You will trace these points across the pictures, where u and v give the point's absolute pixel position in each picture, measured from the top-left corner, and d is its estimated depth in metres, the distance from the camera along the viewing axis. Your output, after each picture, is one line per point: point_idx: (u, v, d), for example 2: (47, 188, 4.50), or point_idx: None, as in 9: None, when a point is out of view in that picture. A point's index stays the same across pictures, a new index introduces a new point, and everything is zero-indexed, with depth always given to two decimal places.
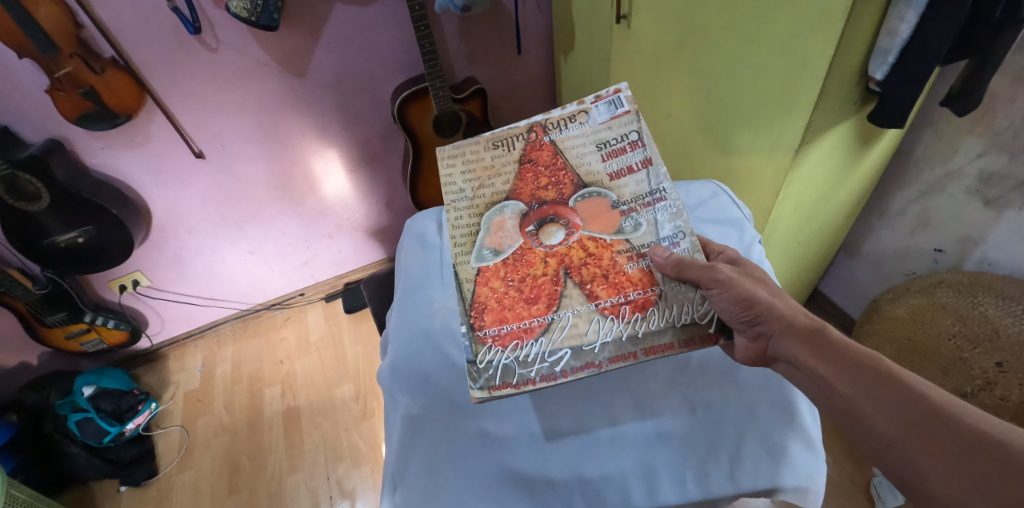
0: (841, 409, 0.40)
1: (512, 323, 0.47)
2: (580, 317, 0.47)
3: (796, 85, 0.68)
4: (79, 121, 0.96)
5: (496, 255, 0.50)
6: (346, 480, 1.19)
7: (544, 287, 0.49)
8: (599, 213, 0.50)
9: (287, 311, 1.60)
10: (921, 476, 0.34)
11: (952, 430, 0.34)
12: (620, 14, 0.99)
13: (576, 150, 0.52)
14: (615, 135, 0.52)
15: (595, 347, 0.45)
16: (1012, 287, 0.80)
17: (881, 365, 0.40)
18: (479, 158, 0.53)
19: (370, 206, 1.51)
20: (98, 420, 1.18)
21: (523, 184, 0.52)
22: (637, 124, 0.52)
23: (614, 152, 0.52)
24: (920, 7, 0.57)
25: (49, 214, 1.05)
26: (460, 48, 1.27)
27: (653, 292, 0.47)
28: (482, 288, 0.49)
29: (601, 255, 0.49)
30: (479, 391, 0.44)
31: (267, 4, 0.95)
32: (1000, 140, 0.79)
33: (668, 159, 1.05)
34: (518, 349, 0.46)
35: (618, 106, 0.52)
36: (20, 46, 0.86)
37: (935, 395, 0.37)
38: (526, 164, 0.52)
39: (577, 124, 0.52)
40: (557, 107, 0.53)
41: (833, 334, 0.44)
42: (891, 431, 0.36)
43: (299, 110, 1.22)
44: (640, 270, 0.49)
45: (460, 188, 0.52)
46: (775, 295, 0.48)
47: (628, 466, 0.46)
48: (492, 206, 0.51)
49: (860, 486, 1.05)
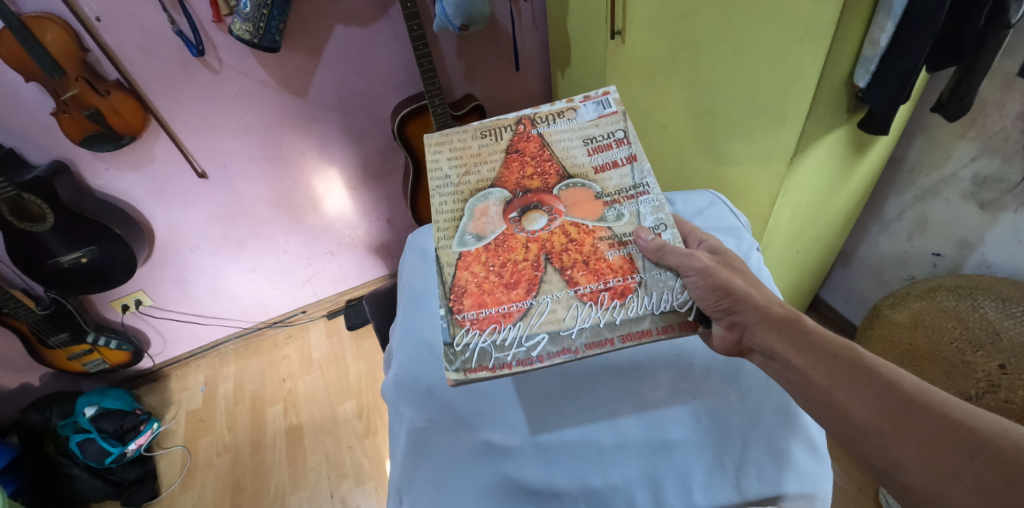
0: (818, 399, 0.40)
1: (490, 308, 0.47)
2: (558, 304, 0.47)
3: (787, 95, 0.70)
4: (84, 142, 0.98)
5: (478, 239, 0.51)
6: (349, 498, 1.17)
7: (524, 272, 0.49)
8: (582, 201, 0.52)
9: (289, 329, 1.60)
10: (895, 463, 0.35)
11: (928, 417, 0.35)
12: (614, 29, 1.01)
13: (562, 144, 0.55)
14: (601, 133, 0.55)
15: (574, 332, 0.45)
16: (1011, 289, 0.81)
17: (855, 355, 0.40)
18: (466, 146, 0.55)
19: (372, 223, 1.52)
20: (99, 441, 1.18)
21: (509, 173, 0.54)
22: (622, 123, 0.55)
23: (599, 148, 0.55)
24: (898, 17, 0.59)
25: (53, 236, 1.06)
26: (459, 66, 1.30)
27: (632, 279, 0.47)
28: (463, 272, 0.49)
29: (582, 241, 0.50)
30: (455, 373, 0.44)
31: (269, 26, 0.97)
32: (992, 144, 0.81)
33: (665, 170, 1.06)
34: (495, 333, 0.45)
35: (606, 107, 0.56)
36: (27, 70, 0.88)
37: (908, 383, 0.37)
38: (513, 154, 0.55)
39: (565, 120, 0.56)
40: (547, 104, 0.57)
41: (806, 324, 0.44)
42: (867, 421, 0.36)
43: (302, 130, 1.24)
44: (621, 257, 0.49)
45: (447, 174, 0.54)
46: (753, 285, 0.48)
47: (634, 476, 0.46)
48: (476, 193, 0.53)
49: (868, 493, 1.04)
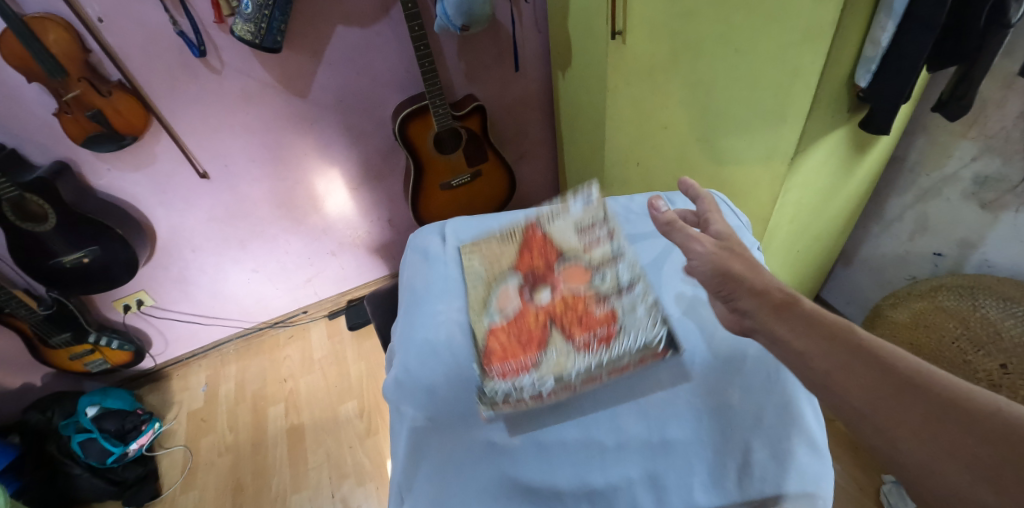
0: (813, 379, 0.37)
1: (511, 360, 0.54)
2: (563, 355, 0.54)
3: (788, 95, 0.70)
4: (86, 143, 0.98)
5: (499, 309, 0.60)
6: (351, 498, 1.17)
7: (534, 330, 0.57)
8: (576, 274, 0.62)
9: (291, 329, 1.60)
10: (894, 446, 0.32)
11: (926, 397, 0.32)
12: (614, 30, 1.00)
13: (558, 234, 0.68)
14: (586, 224, 0.69)
15: (573, 374, 0.52)
16: (1012, 288, 0.81)
17: (854, 336, 0.38)
18: (486, 245, 0.69)
19: (374, 223, 1.52)
20: (102, 441, 1.18)
21: (519, 259, 0.65)
22: (600, 216, 0.70)
23: (586, 235, 0.67)
24: (899, 17, 0.59)
25: (55, 236, 1.06)
26: (460, 67, 1.30)
27: (614, 327, 0.56)
28: (489, 337, 0.57)
29: (578, 304, 0.59)
30: (487, 409, 0.50)
31: (270, 26, 0.97)
32: (993, 144, 0.81)
33: (665, 170, 1.06)
34: (517, 378, 0.52)
35: (586, 207, 0.72)
36: (31, 71, 0.88)
37: (905, 363, 0.35)
38: (520, 245, 0.67)
39: (557, 218, 0.70)
40: (542, 209, 0.73)
41: (804, 306, 0.42)
42: (861, 401, 0.34)
43: (303, 131, 1.25)
44: (606, 311, 0.58)
45: (472, 264, 0.67)
46: (754, 268, 0.47)
47: (636, 475, 0.46)
48: (495, 276, 0.64)
49: (870, 493, 1.04)
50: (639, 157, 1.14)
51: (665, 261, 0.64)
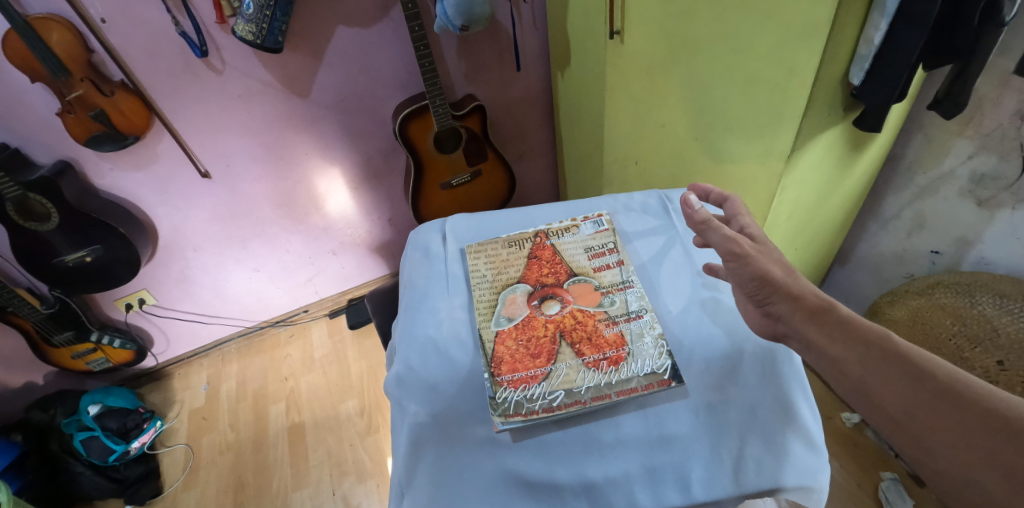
0: (852, 386, 0.39)
1: (522, 371, 0.54)
2: (571, 369, 0.54)
3: (784, 94, 0.71)
4: (89, 142, 0.99)
5: (510, 321, 0.59)
6: (352, 496, 1.18)
7: (545, 344, 0.57)
8: (585, 293, 0.61)
9: (292, 328, 1.61)
10: (926, 451, 0.34)
11: (961, 406, 0.34)
12: (614, 29, 1.01)
13: (569, 251, 0.66)
14: (598, 243, 0.67)
15: (582, 389, 0.52)
16: (1008, 285, 0.82)
17: (888, 343, 0.39)
18: (498, 254, 0.68)
19: (374, 222, 1.53)
20: (103, 438, 1.20)
21: (530, 272, 0.65)
22: (613, 238, 0.68)
23: (597, 254, 0.66)
24: (892, 16, 0.60)
25: (58, 235, 1.07)
26: (459, 67, 1.31)
27: (623, 351, 0.55)
28: (500, 346, 0.57)
29: (586, 322, 0.59)
30: (500, 419, 0.50)
31: (272, 27, 0.98)
32: (989, 142, 0.81)
33: (664, 169, 1.07)
34: (527, 389, 0.52)
35: (600, 226, 0.70)
36: (34, 71, 0.89)
37: (942, 372, 0.36)
38: (533, 259, 0.66)
39: (570, 234, 0.69)
40: (556, 223, 0.71)
41: (841, 313, 0.43)
42: (897, 410, 0.36)
43: (304, 131, 1.25)
44: (614, 333, 0.57)
45: (483, 273, 0.66)
46: (790, 274, 0.48)
47: (633, 469, 0.46)
48: (506, 287, 0.63)
49: (868, 490, 1.04)
50: (638, 157, 1.14)
51: (665, 259, 0.65)
